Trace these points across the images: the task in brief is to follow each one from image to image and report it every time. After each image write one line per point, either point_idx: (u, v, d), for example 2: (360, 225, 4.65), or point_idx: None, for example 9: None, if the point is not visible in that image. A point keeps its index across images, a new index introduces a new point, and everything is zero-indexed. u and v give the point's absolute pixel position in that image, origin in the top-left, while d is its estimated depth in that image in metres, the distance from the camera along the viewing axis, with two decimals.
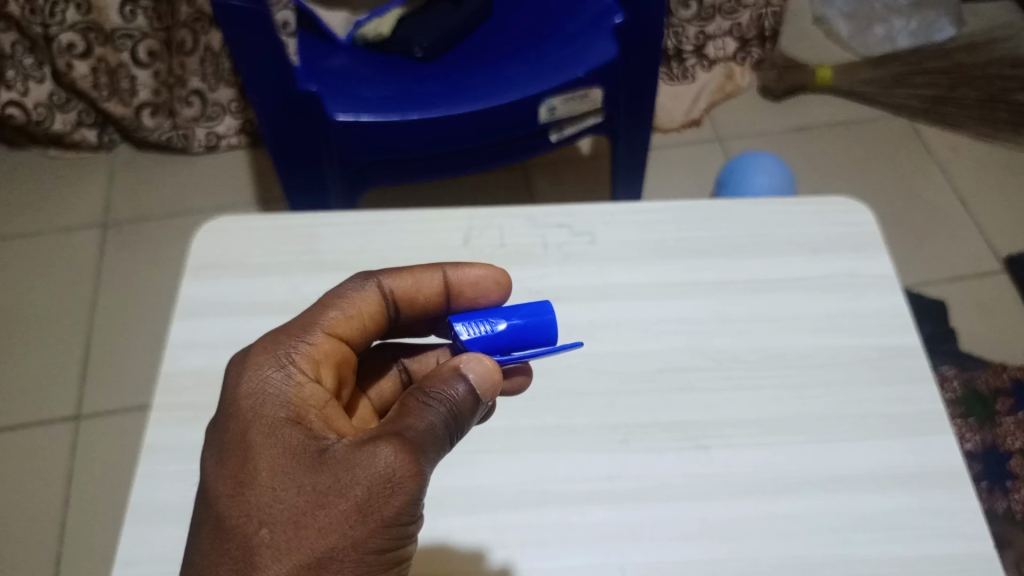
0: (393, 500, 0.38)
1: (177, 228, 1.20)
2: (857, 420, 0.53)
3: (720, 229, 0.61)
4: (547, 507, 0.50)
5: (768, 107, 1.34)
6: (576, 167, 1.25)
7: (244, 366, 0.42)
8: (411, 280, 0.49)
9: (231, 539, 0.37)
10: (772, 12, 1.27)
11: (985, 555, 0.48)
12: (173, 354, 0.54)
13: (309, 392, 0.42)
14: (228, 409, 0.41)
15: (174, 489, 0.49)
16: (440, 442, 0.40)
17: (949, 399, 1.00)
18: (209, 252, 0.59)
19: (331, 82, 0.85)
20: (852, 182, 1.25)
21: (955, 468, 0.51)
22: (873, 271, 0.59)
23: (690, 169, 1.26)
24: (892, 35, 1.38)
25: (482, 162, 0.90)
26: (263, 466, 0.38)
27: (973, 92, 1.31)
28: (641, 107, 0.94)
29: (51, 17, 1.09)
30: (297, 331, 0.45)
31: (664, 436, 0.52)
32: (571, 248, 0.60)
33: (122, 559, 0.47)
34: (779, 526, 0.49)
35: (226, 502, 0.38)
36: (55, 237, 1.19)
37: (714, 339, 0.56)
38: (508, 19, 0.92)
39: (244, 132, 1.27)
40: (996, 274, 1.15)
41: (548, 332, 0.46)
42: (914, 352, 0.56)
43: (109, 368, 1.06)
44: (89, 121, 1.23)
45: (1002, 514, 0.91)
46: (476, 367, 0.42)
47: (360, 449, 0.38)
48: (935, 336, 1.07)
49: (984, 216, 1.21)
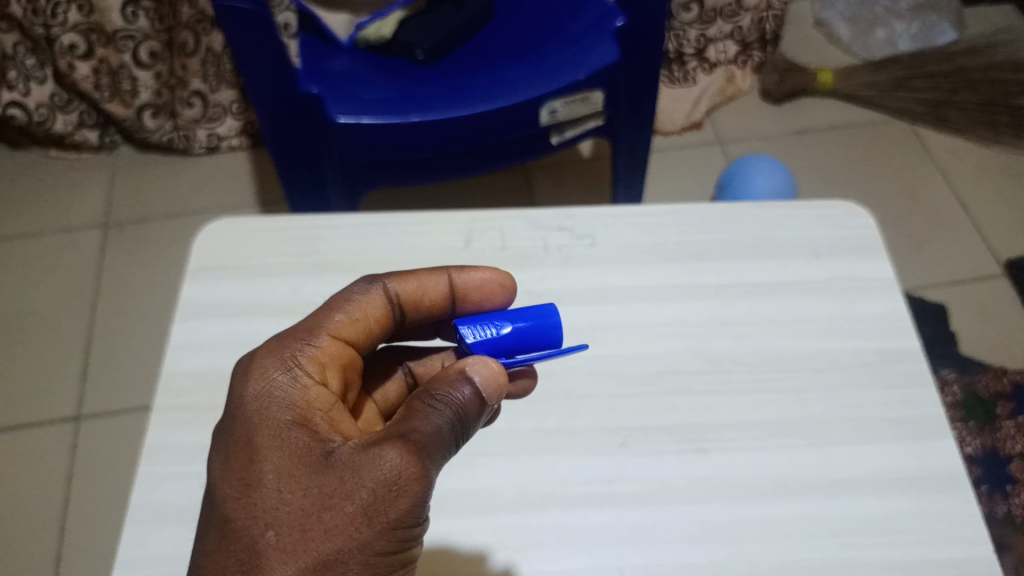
0: (398, 502, 0.38)
1: (178, 229, 1.20)
2: (857, 424, 0.53)
3: (720, 232, 0.61)
4: (547, 509, 0.50)
5: (768, 110, 1.34)
6: (577, 170, 1.25)
7: (250, 369, 0.42)
8: (417, 284, 0.49)
9: (237, 541, 0.37)
10: (772, 15, 1.27)
11: (986, 559, 0.48)
12: (173, 355, 0.54)
13: (314, 395, 0.42)
14: (233, 412, 0.41)
15: (174, 490, 0.49)
16: (446, 444, 0.40)
17: (949, 403, 1.00)
18: (209, 253, 0.59)
19: (333, 84, 0.85)
20: (851, 185, 1.25)
21: (956, 471, 0.51)
22: (873, 274, 0.59)
23: (691, 171, 1.26)
24: (893, 39, 1.38)
25: (483, 165, 0.90)
26: (269, 468, 0.38)
27: (974, 96, 1.31)
28: (642, 110, 0.94)
29: (53, 17, 1.08)
30: (303, 334, 0.45)
31: (664, 438, 0.52)
32: (572, 251, 0.60)
33: (123, 560, 0.47)
34: (778, 528, 0.49)
35: (232, 505, 0.38)
36: (56, 238, 1.19)
37: (714, 342, 0.56)
38: (509, 21, 0.93)
39: (245, 134, 1.27)
40: (996, 278, 1.15)
41: (553, 335, 0.46)
42: (914, 356, 0.56)
43: (110, 369, 1.06)
44: (91, 122, 1.23)
45: (1002, 517, 0.91)
46: (482, 370, 0.42)
47: (365, 452, 0.38)
48: (935, 340, 1.07)
49: (984, 219, 1.21)
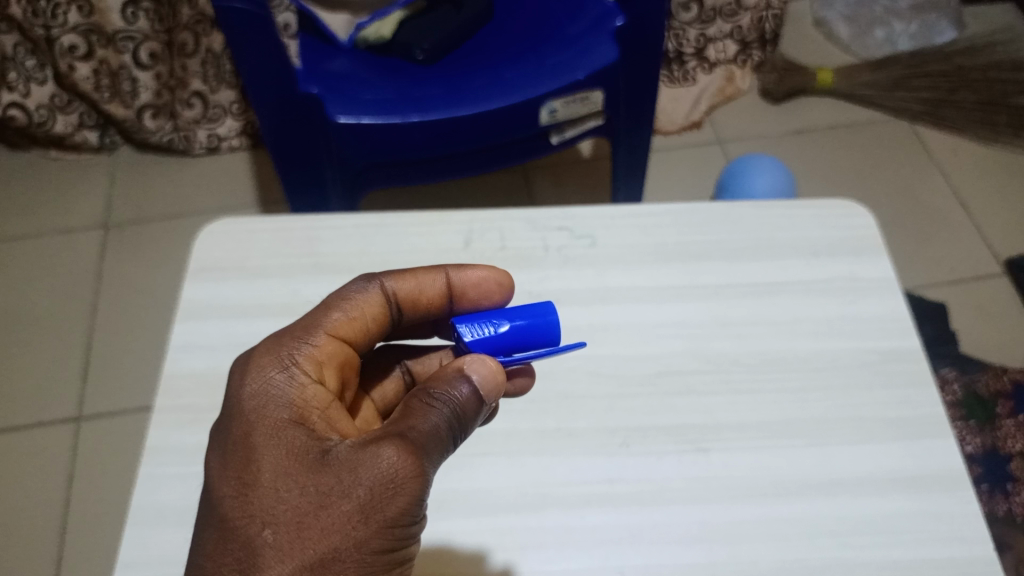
0: (396, 500, 0.38)
1: (179, 230, 1.20)
2: (856, 424, 0.53)
3: (720, 232, 0.61)
4: (547, 510, 0.50)
5: (768, 109, 1.34)
6: (577, 170, 1.25)
7: (247, 367, 0.43)
8: (414, 282, 0.49)
9: (234, 540, 0.37)
10: (771, 14, 1.27)
11: (985, 558, 0.48)
12: (174, 356, 0.54)
13: (311, 394, 0.42)
14: (231, 411, 0.41)
15: (174, 491, 0.49)
16: (443, 443, 0.40)
17: (949, 402, 1.00)
18: (209, 254, 0.59)
19: (333, 84, 0.85)
20: (851, 185, 1.25)
21: (955, 471, 0.51)
22: (873, 274, 0.59)
23: (691, 171, 1.26)
24: (893, 38, 1.38)
25: (483, 165, 0.90)
26: (266, 467, 0.39)
27: (973, 95, 1.31)
28: (641, 111, 0.94)
29: (53, 18, 1.08)
30: (300, 332, 0.45)
31: (663, 438, 0.52)
32: (571, 251, 0.60)
33: (124, 561, 0.47)
34: (777, 529, 0.49)
35: (229, 503, 0.38)
36: (56, 239, 1.19)
37: (713, 342, 0.56)
38: (508, 21, 0.93)
39: (245, 134, 1.27)
40: (996, 277, 1.15)
41: (550, 333, 0.46)
42: (913, 356, 0.56)
43: (110, 370, 1.06)
44: (91, 123, 1.23)
45: (1002, 517, 0.91)
46: (480, 368, 0.42)
47: (363, 450, 0.39)
48: (935, 339, 1.08)
49: (984, 219, 1.21)
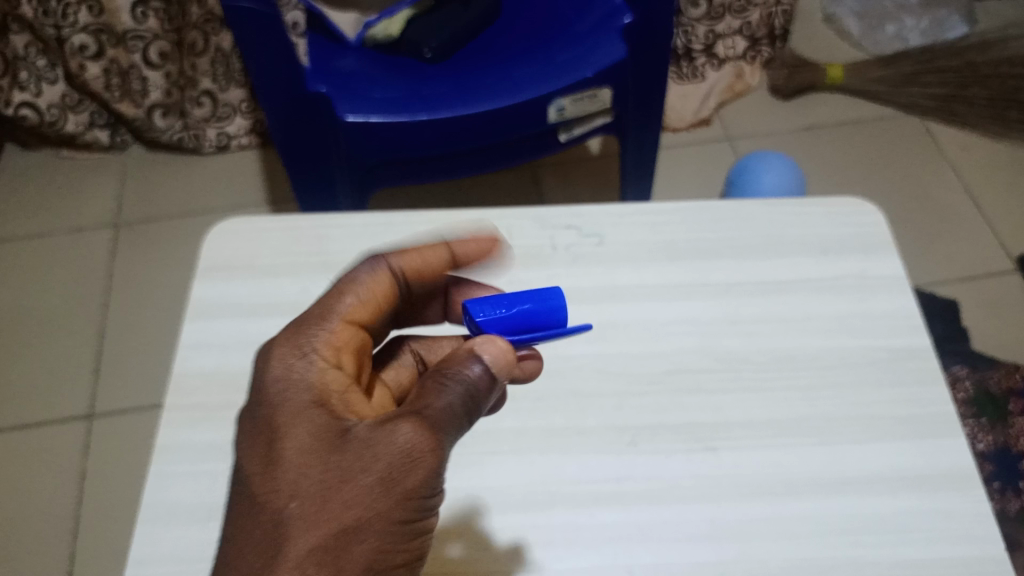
0: (416, 473, 0.38)
1: (190, 229, 1.21)
2: (868, 422, 0.53)
3: (730, 230, 0.61)
4: (555, 508, 0.50)
5: (777, 105, 1.33)
6: (586, 168, 1.25)
7: (265, 354, 0.43)
8: (422, 260, 0.49)
9: (261, 514, 0.37)
10: (782, 11, 1.27)
11: (997, 557, 0.48)
12: (183, 355, 0.55)
13: (330, 376, 0.42)
14: (253, 397, 0.41)
15: (186, 488, 0.49)
16: (460, 419, 0.40)
17: (961, 399, 0.99)
18: (219, 253, 0.59)
19: (341, 83, 0.86)
20: (861, 183, 1.24)
21: (965, 470, 0.51)
22: (883, 271, 0.59)
23: (700, 169, 1.26)
24: (903, 33, 1.37)
25: (494, 162, 0.90)
26: (289, 445, 0.39)
27: (984, 91, 1.30)
28: (649, 107, 0.93)
29: (63, 18, 1.09)
30: (315, 318, 0.45)
31: (673, 437, 0.52)
32: (579, 248, 0.60)
33: (135, 558, 0.47)
34: (789, 527, 0.49)
35: (253, 481, 0.38)
36: (66, 238, 1.20)
37: (724, 340, 0.56)
38: (515, 20, 0.93)
39: (254, 132, 1.27)
40: (1008, 274, 1.14)
41: (558, 315, 0.46)
42: (923, 354, 0.56)
43: (120, 368, 1.07)
44: (102, 122, 1.24)
45: (1014, 514, 0.91)
46: (491, 348, 0.42)
47: (380, 427, 0.39)
48: (946, 337, 1.07)
49: (997, 215, 1.20)
